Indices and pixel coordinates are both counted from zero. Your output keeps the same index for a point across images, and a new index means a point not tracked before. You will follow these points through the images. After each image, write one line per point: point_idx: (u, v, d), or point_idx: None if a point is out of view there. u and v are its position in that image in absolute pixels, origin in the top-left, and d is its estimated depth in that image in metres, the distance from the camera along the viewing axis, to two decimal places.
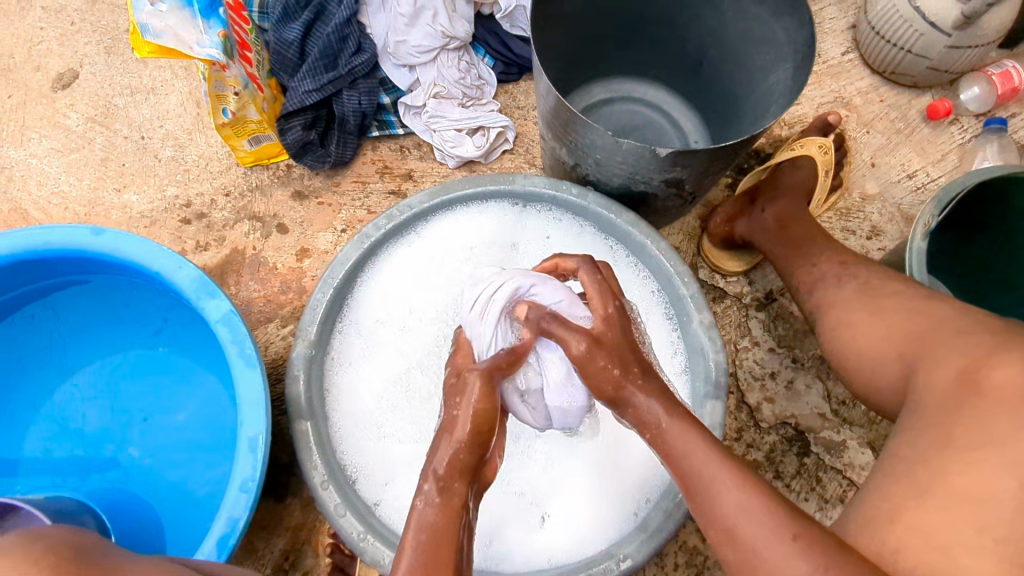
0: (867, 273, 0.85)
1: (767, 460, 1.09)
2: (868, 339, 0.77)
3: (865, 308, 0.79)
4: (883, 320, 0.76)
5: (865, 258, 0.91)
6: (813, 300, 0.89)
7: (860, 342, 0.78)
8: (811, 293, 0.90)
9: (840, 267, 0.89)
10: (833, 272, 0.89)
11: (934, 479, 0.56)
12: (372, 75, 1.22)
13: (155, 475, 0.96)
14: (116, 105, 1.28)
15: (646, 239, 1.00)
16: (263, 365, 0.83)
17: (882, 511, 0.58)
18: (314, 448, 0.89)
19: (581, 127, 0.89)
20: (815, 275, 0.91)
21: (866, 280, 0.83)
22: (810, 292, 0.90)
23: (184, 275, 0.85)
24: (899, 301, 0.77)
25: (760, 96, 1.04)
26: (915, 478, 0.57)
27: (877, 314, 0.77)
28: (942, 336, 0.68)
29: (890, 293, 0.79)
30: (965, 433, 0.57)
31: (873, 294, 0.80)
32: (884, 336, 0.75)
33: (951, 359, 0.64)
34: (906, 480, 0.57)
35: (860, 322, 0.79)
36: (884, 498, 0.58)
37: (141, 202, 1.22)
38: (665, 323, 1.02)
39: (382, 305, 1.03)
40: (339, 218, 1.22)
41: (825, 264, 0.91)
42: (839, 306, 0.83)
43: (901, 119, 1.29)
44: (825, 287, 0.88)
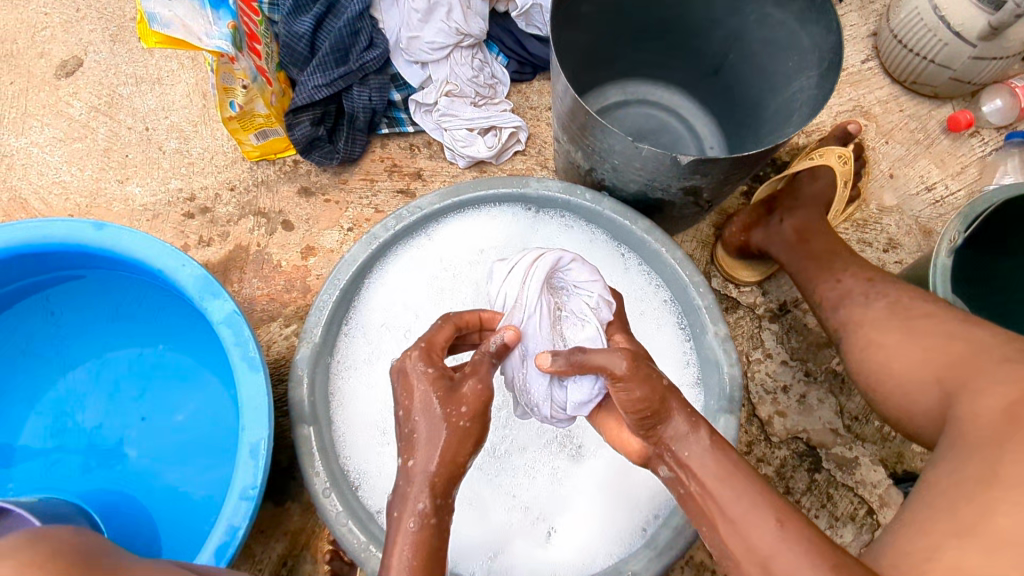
0: (896, 292, 0.84)
1: (778, 476, 1.07)
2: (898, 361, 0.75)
3: (899, 330, 0.78)
4: (919, 344, 0.75)
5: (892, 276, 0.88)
6: (838, 317, 0.88)
7: (893, 365, 0.77)
8: (836, 310, 0.89)
9: (867, 284, 0.88)
10: (859, 288, 0.88)
11: (979, 518, 0.53)
12: (383, 71, 1.20)
13: (151, 477, 0.94)
14: (121, 95, 1.25)
15: (660, 247, 0.98)
16: (266, 368, 0.80)
17: (920, 548, 0.55)
18: (316, 454, 0.86)
19: (599, 130, 0.87)
20: (840, 290, 0.90)
21: (896, 300, 0.83)
22: (834, 308, 0.89)
23: (187, 274, 0.82)
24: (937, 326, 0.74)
25: (781, 103, 1.02)
26: (958, 512, 0.55)
27: (913, 339, 0.76)
28: (988, 368, 0.66)
29: (923, 314, 0.78)
30: (1012, 471, 0.54)
31: (905, 314, 0.80)
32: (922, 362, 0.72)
33: (993, 388, 0.62)
34: (949, 518, 0.55)
35: (896, 346, 0.78)
36: (923, 535, 0.56)
37: (144, 194, 1.20)
38: (678, 333, 1.00)
39: (389, 309, 1.01)
40: (346, 215, 1.19)
41: (849, 280, 0.91)
42: (869, 325, 0.82)
43: (921, 130, 1.26)
44: (852, 304, 0.87)
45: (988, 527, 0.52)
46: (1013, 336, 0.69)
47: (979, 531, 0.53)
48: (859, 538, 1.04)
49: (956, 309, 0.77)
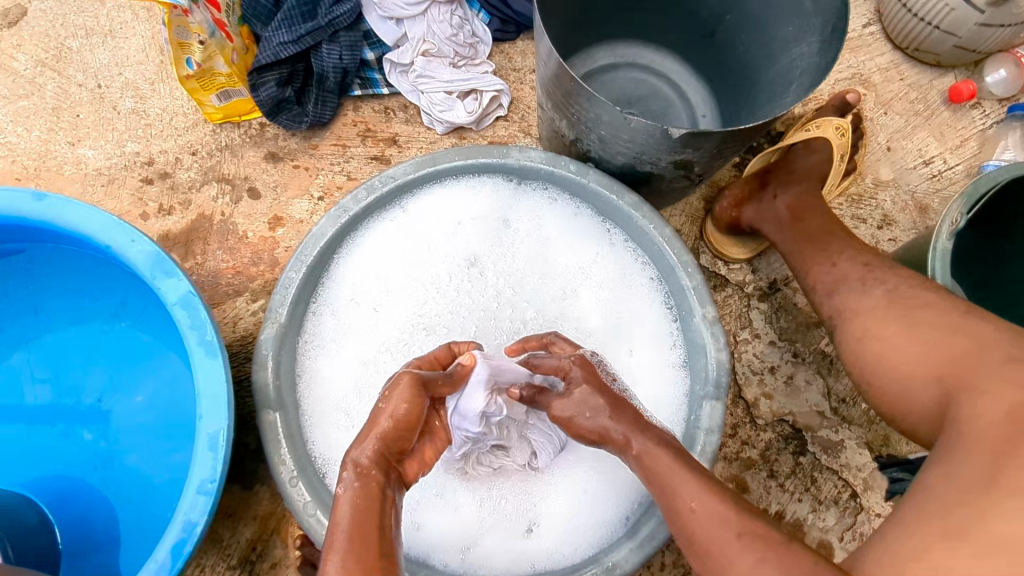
0: (894, 278, 0.80)
1: (762, 459, 1.05)
2: None
3: (895, 320, 0.74)
4: (915, 333, 0.71)
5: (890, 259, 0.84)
6: (833, 303, 0.84)
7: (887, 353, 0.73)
8: (831, 295, 0.85)
9: (864, 269, 0.84)
10: (856, 274, 0.84)
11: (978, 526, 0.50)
12: (355, 28, 1.10)
13: (109, 462, 0.89)
14: (70, 48, 1.15)
15: (648, 224, 0.92)
16: (225, 354, 0.75)
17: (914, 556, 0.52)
18: (282, 441, 0.82)
19: (585, 99, 0.80)
20: (836, 275, 0.86)
21: (894, 286, 0.78)
22: (829, 293, 0.86)
23: (137, 250, 0.76)
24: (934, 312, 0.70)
25: (779, 71, 0.95)
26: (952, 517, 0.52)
27: (910, 328, 0.72)
28: (989, 362, 0.62)
29: (921, 304, 0.74)
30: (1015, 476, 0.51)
31: (904, 302, 0.76)
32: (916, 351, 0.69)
33: (993, 386, 0.59)
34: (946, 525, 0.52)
35: (892, 334, 0.74)
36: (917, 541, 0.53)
37: (97, 157, 1.11)
38: (663, 314, 0.96)
39: (360, 285, 0.95)
40: (316, 183, 1.12)
41: (846, 264, 0.86)
42: (865, 314, 0.78)
43: (921, 100, 1.21)
44: (847, 291, 0.83)
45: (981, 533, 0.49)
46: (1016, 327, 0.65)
47: (974, 539, 0.49)
48: (842, 521, 1.03)
49: (957, 297, 0.73)
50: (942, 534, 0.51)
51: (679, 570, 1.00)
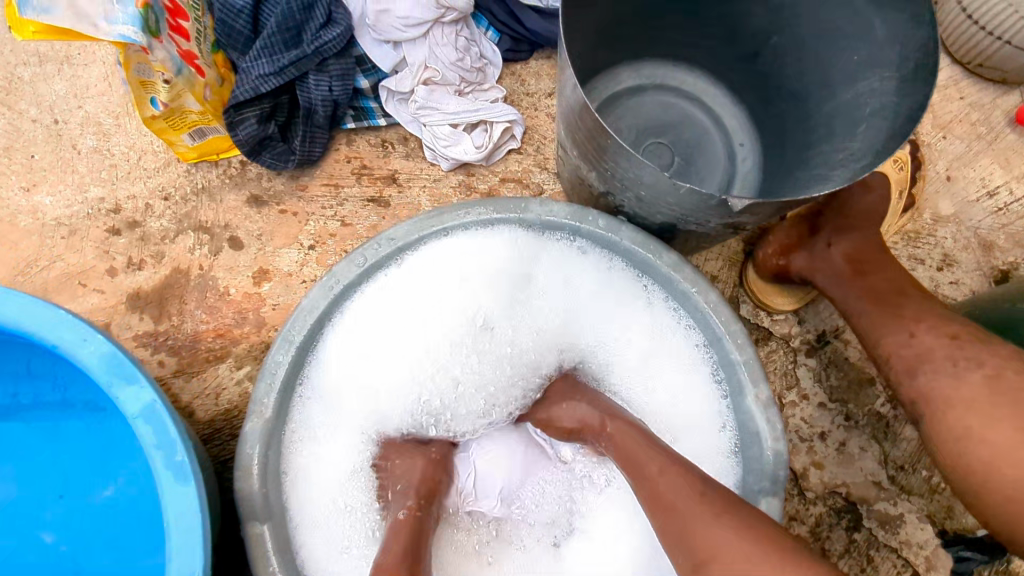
0: (994, 359, 0.68)
1: (812, 537, 0.93)
2: None
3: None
4: None
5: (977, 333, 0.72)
6: (916, 386, 0.73)
7: None
8: (913, 375, 0.74)
9: (952, 344, 0.72)
10: (943, 349, 0.72)
11: None
12: (346, 54, 0.96)
13: (73, 575, 0.77)
14: (21, 78, 1.01)
15: (691, 288, 0.80)
16: (199, 477, 0.62)
17: None
18: (273, 557, 0.70)
19: (624, 156, 0.67)
20: (918, 349, 0.74)
21: (997, 371, 0.67)
22: (910, 372, 0.74)
23: (88, 351, 0.62)
24: None
25: (841, 105, 0.82)
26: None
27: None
28: None
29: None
30: None
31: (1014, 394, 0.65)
32: None
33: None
34: None
35: None
36: None
37: (55, 204, 0.98)
38: (708, 386, 0.83)
39: (360, 359, 0.83)
40: (306, 230, 0.99)
41: (928, 336, 0.74)
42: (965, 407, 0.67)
43: (983, 122, 1.08)
44: (934, 370, 0.72)
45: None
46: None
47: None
48: None
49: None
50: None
51: None
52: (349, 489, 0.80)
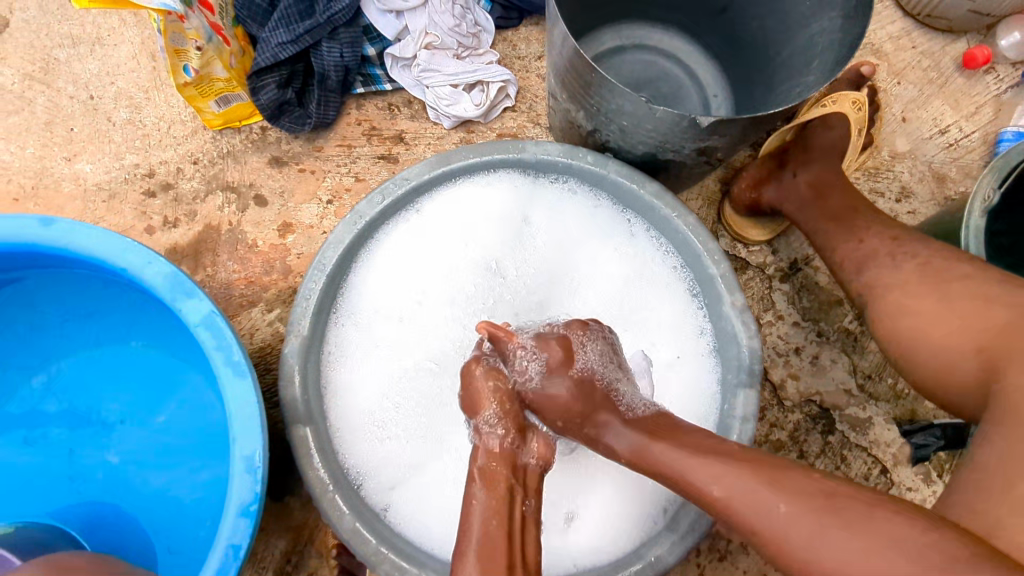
0: (928, 252, 0.78)
1: (791, 440, 1.04)
2: (931, 328, 0.71)
3: (932, 292, 0.73)
4: (947, 304, 0.70)
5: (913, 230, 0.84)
6: (862, 280, 0.82)
7: (927, 331, 0.72)
8: (861, 272, 0.83)
9: (893, 244, 0.82)
10: (885, 249, 0.82)
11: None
12: (354, 24, 1.06)
13: (137, 485, 0.87)
14: (57, 59, 1.11)
15: (672, 212, 0.89)
16: (254, 373, 0.73)
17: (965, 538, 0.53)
18: (315, 455, 0.80)
19: (606, 89, 0.78)
20: (866, 251, 0.84)
21: (927, 260, 0.77)
22: (857, 270, 0.84)
23: (154, 272, 0.73)
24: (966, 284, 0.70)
25: (797, 47, 0.92)
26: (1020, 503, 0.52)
27: (945, 301, 0.71)
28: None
29: (959, 276, 0.72)
30: None
31: (939, 276, 0.74)
32: (953, 329, 0.68)
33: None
34: None
35: (923, 307, 0.73)
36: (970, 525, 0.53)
37: (95, 171, 1.08)
38: (690, 302, 0.93)
39: (380, 293, 0.93)
40: (324, 187, 1.09)
41: (874, 240, 0.85)
42: (898, 289, 0.77)
43: (934, 68, 1.19)
44: (878, 266, 0.81)
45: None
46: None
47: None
48: None
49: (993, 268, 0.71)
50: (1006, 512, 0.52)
51: (715, 555, 1.00)
52: (378, 405, 0.89)
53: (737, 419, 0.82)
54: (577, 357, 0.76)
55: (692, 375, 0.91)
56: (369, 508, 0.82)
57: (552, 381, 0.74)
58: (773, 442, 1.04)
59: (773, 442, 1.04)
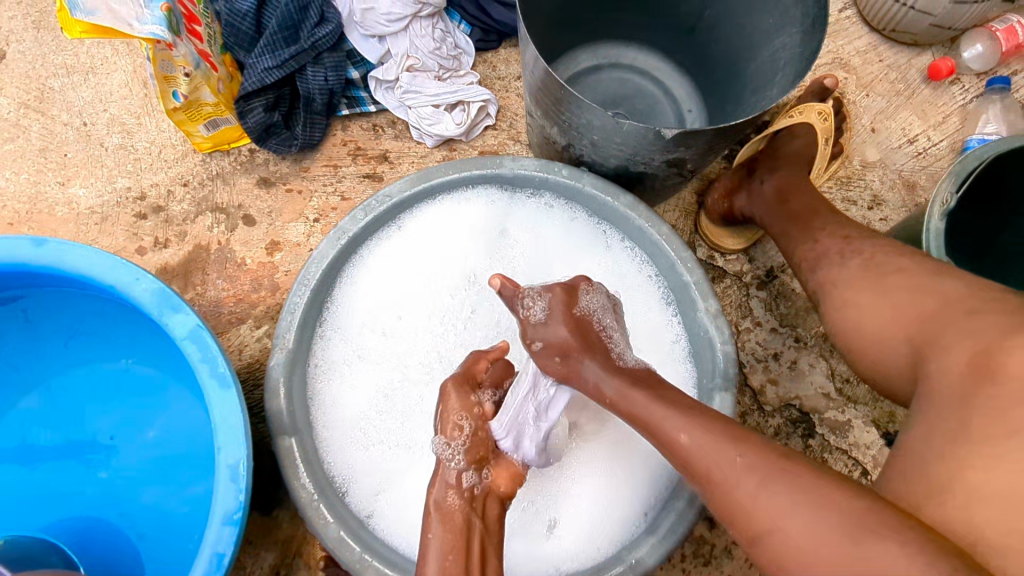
0: (871, 248, 0.81)
1: (772, 445, 1.06)
2: (873, 322, 0.74)
3: (870, 286, 0.76)
4: (889, 298, 0.73)
5: (870, 231, 0.87)
6: (817, 278, 0.85)
7: (866, 326, 0.74)
8: (815, 271, 0.86)
9: (844, 242, 0.85)
10: (836, 248, 0.85)
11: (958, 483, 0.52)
12: (338, 48, 1.10)
13: (128, 500, 0.89)
14: (52, 88, 1.15)
15: (645, 223, 0.91)
16: (238, 384, 0.75)
17: (914, 521, 0.55)
18: (300, 465, 0.81)
19: (575, 105, 0.81)
20: (818, 251, 0.87)
21: (871, 256, 0.80)
22: (813, 270, 0.86)
23: (142, 289, 0.76)
24: (906, 278, 0.73)
25: (762, 63, 0.96)
26: (939, 484, 0.54)
27: (883, 294, 0.74)
28: (952, 317, 0.64)
29: (894, 270, 0.76)
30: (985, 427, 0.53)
31: (878, 271, 0.77)
32: (890, 319, 0.71)
33: (961, 339, 0.60)
34: (938, 487, 0.55)
35: (866, 301, 0.75)
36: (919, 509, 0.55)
37: (88, 195, 1.11)
38: (666, 310, 0.96)
39: (365, 307, 0.96)
40: (311, 206, 1.12)
41: (827, 240, 0.87)
42: (843, 285, 0.80)
43: (901, 80, 1.23)
44: (829, 264, 0.84)
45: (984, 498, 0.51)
46: (984, 282, 0.67)
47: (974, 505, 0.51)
48: None
49: (928, 260, 0.74)
50: (941, 498, 0.54)
51: (700, 560, 1.01)
52: (363, 417, 0.91)
53: None
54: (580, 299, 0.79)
55: (671, 381, 0.93)
56: (354, 517, 0.83)
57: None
58: None
59: None
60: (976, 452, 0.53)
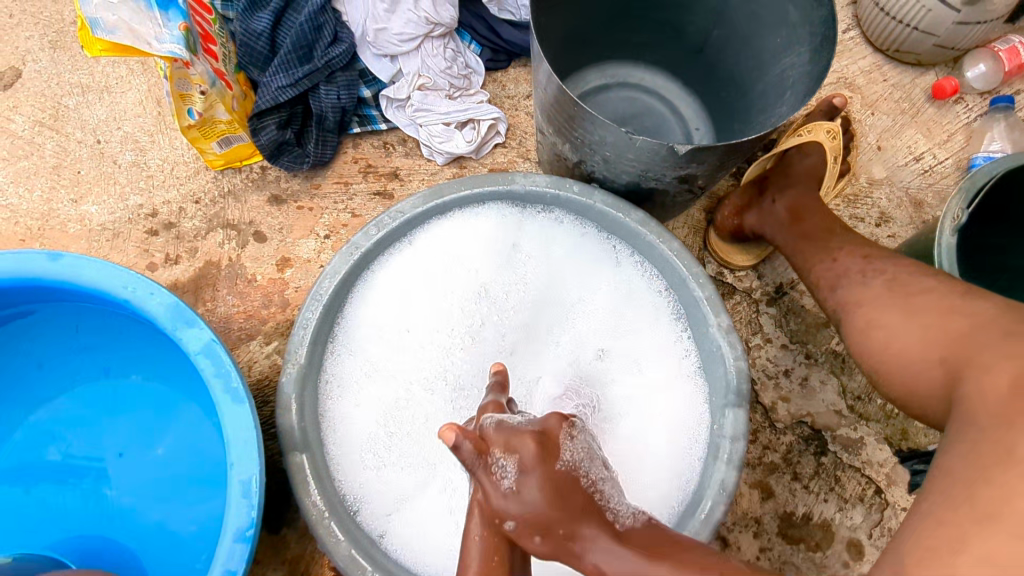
0: (894, 269, 0.82)
1: (785, 462, 1.05)
2: (900, 340, 0.74)
3: (897, 306, 0.77)
4: (916, 320, 0.73)
5: (888, 250, 0.87)
6: (837, 297, 0.85)
7: (895, 347, 0.74)
8: (834, 290, 0.86)
9: (865, 262, 0.86)
10: (856, 267, 0.86)
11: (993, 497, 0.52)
12: (350, 68, 1.13)
13: (135, 517, 0.88)
14: (67, 106, 1.16)
15: (655, 238, 0.92)
16: (252, 399, 0.74)
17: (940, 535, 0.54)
18: (311, 482, 0.80)
19: (589, 122, 0.82)
20: (838, 270, 0.87)
21: (894, 277, 0.81)
22: (832, 288, 0.87)
23: (156, 303, 0.76)
24: (933, 299, 0.74)
25: (771, 81, 0.97)
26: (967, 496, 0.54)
27: (912, 315, 0.74)
28: (986, 338, 0.64)
29: (924, 290, 0.76)
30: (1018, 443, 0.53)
31: (905, 291, 0.78)
32: (916, 340, 0.72)
33: (995, 359, 0.61)
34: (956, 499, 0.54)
35: (892, 321, 0.76)
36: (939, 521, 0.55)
37: (101, 212, 1.11)
38: (676, 326, 0.96)
39: (377, 323, 0.96)
40: (321, 223, 1.13)
41: (847, 259, 0.88)
42: (867, 304, 0.80)
43: (905, 99, 1.24)
44: (849, 284, 0.84)
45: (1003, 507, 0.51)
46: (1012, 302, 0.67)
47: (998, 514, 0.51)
48: (869, 518, 1.03)
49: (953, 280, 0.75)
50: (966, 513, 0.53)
51: None
52: (374, 433, 0.91)
53: (728, 439, 0.83)
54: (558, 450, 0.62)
55: (682, 397, 0.93)
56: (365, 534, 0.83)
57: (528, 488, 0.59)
58: (766, 465, 1.05)
59: (767, 465, 1.05)
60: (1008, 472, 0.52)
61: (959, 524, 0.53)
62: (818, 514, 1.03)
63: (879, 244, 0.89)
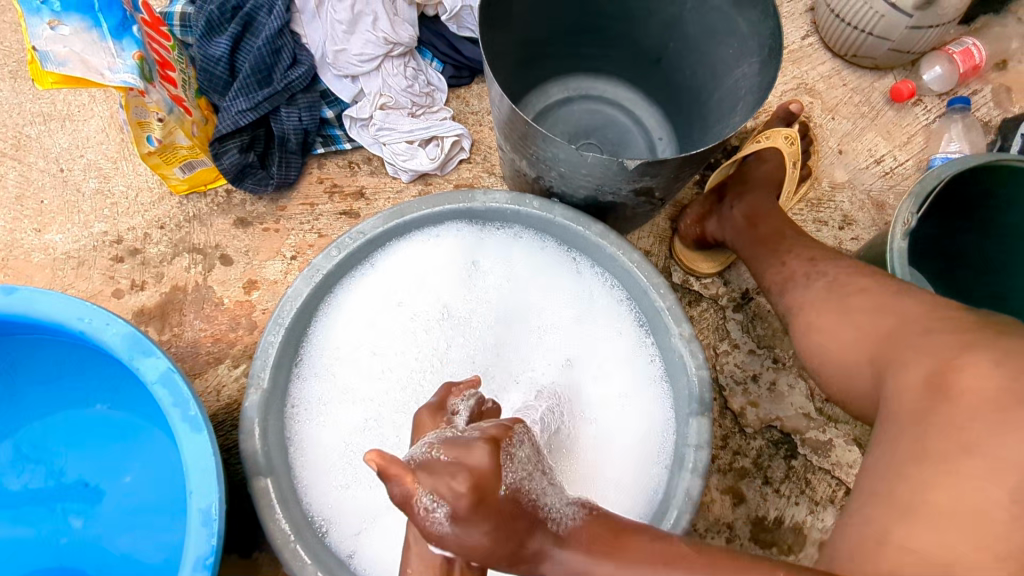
0: (834, 270, 0.82)
1: (756, 466, 1.06)
2: (836, 343, 0.75)
3: (833, 306, 0.77)
4: (851, 319, 0.74)
5: (835, 252, 0.88)
6: (783, 300, 0.86)
7: (832, 349, 0.75)
8: (782, 293, 0.87)
9: (809, 265, 0.86)
10: (801, 270, 0.86)
11: (914, 497, 0.53)
12: (312, 89, 1.13)
13: (101, 548, 0.87)
14: (28, 136, 1.16)
15: (615, 250, 0.92)
16: (211, 427, 0.74)
17: (867, 535, 0.55)
18: (275, 506, 0.79)
19: (541, 139, 0.82)
20: (785, 274, 0.88)
21: (833, 277, 0.81)
22: (780, 292, 0.87)
23: (113, 334, 0.76)
24: (865, 298, 0.75)
25: (726, 92, 0.98)
26: (893, 495, 0.55)
27: (846, 314, 0.75)
28: (909, 337, 0.65)
29: (856, 290, 0.77)
30: (939, 442, 0.54)
31: (842, 290, 0.78)
32: (853, 339, 0.72)
33: (915, 359, 0.62)
34: (884, 501, 0.55)
35: (829, 324, 0.76)
36: (866, 523, 0.55)
37: (65, 241, 1.11)
38: (638, 337, 0.96)
39: (343, 347, 0.96)
40: (287, 243, 1.13)
41: (794, 262, 0.88)
42: (808, 307, 0.80)
43: (865, 103, 1.26)
44: (795, 287, 0.85)
45: (919, 505, 0.53)
46: (938, 301, 0.68)
47: (916, 513, 0.53)
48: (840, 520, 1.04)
49: (887, 279, 0.76)
50: (889, 513, 0.54)
51: None
52: (342, 454, 0.91)
53: (692, 447, 0.83)
54: (494, 484, 0.52)
55: (647, 405, 0.93)
56: (334, 557, 0.82)
57: (469, 531, 0.51)
58: (737, 470, 1.05)
59: (738, 470, 1.05)
60: (933, 470, 0.53)
61: (885, 524, 0.54)
62: (790, 517, 1.04)
63: (829, 247, 0.89)
